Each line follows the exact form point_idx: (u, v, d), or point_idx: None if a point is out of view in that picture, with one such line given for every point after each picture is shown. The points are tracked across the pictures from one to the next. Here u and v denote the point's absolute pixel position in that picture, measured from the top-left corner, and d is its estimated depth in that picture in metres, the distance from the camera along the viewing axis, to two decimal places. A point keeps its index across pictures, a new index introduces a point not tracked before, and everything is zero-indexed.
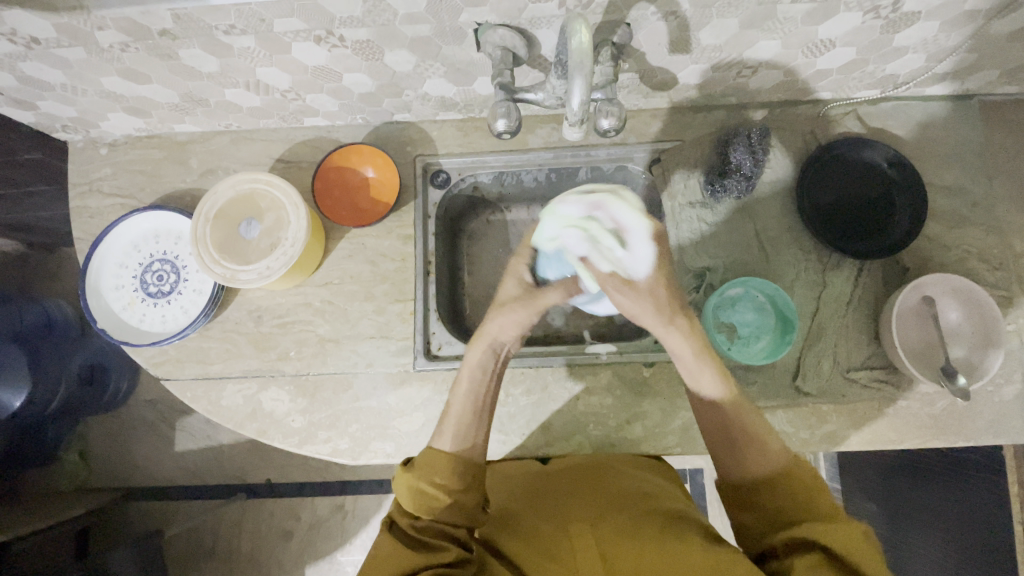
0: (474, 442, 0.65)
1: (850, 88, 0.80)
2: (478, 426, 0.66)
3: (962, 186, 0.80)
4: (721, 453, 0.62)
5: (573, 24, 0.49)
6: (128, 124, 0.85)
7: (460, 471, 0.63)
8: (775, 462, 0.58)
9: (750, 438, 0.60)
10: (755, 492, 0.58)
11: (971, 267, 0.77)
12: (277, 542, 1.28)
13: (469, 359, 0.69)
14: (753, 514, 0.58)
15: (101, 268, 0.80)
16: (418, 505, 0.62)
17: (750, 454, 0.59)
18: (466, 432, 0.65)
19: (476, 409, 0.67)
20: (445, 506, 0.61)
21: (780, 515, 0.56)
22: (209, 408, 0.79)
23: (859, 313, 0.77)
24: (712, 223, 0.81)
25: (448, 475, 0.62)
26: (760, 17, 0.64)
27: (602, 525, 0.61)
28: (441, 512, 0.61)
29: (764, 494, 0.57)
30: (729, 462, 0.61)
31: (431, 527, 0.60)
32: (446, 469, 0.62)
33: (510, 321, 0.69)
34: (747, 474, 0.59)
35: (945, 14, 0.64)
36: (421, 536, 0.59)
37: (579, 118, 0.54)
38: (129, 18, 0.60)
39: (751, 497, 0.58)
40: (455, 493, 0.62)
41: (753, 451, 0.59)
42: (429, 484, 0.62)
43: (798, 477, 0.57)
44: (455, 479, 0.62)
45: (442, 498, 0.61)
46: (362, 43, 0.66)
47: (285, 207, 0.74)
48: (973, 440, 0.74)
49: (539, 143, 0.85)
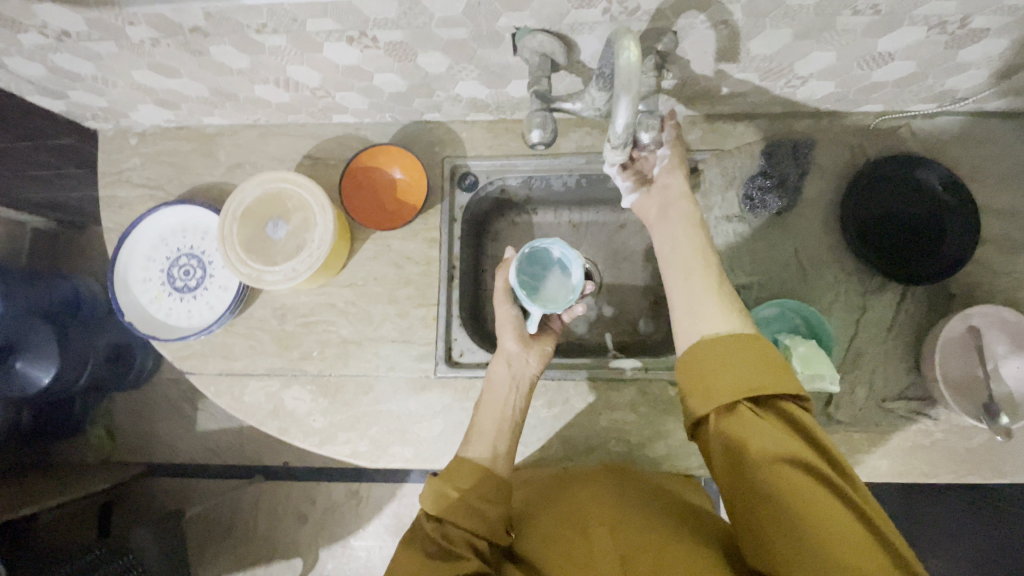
0: (496, 450, 0.66)
1: (904, 102, 0.75)
2: (498, 435, 0.68)
3: (1018, 210, 0.75)
4: (687, 314, 0.59)
5: (622, 40, 0.46)
6: (157, 115, 0.84)
7: (485, 483, 0.63)
8: (738, 327, 0.56)
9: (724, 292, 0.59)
10: (725, 343, 0.54)
11: (1022, 297, 0.73)
12: (294, 524, 1.26)
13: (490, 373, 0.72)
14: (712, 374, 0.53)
15: (129, 261, 0.80)
16: (441, 511, 0.62)
17: (719, 314, 0.57)
18: (488, 440, 0.67)
19: (499, 416, 0.69)
20: (464, 510, 0.61)
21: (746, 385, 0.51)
22: (232, 404, 0.80)
23: (899, 340, 0.74)
24: (750, 237, 0.78)
25: (470, 480, 0.63)
26: (817, 28, 0.60)
27: (624, 528, 0.58)
28: (465, 521, 0.60)
29: (724, 349, 0.54)
30: (699, 317, 0.58)
31: (452, 533, 0.60)
32: (468, 474, 0.64)
33: (505, 325, 0.74)
34: (719, 330, 0.56)
35: (1018, 30, 0.60)
36: (444, 542, 0.59)
37: (622, 140, 0.52)
38: (161, 15, 0.59)
39: (713, 354, 0.54)
40: (480, 502, 0.62)
41: (720, 305, 0.58)
42: (455, 491, 0.63)
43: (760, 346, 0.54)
44: (476, 486, 0.63)
45: (465, 506, 0.61)
46: (395, 45, 0.64)
47: (312, 209, 0.73)
48: (1009, 478, 0.71)
49: (571, 148, 0.82)
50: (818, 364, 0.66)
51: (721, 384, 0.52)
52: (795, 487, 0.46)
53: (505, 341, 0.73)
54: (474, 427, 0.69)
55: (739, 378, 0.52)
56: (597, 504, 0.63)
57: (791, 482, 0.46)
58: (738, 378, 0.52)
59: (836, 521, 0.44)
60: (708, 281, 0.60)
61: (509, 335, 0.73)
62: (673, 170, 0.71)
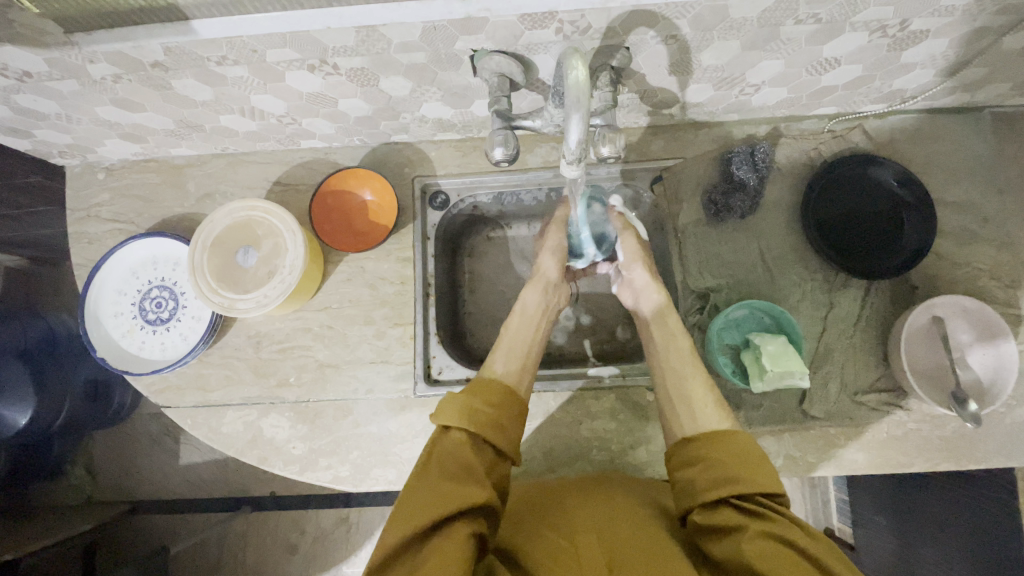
0: (523, 375, 0.68)
1: (856, 103, 0.78)
2: (524, 364, 0.69)
3: (972, 201, 0.78)
4: (676, 412, 0.65)
5: (570, 60, 0.48)
6: (124, 149, 0.84)
7: (512, 400, 0.63)
8: (721, 425, 0.62)
9: (700, 374, 0.67)
10: (705, 436, 0.60)
11: (982, 285, 0.76)
12: (283, 555, 1.23)
13: (528, 297, 0.76)
14: (694, 468, 0.59)
15: (99, 296, 0.80)
16: (471, 423, 0.59)
17: (701, 414, 0.63)
18: (517, 360, 0.69)
19: (528, 338, 0.72)
20: (494, 426, 0.60)
21: (721, 471, 0.57)
22: (210, 436, 0.78)
23: (866, 333, 0.75)
24: (716, 242, 0.80)
25: (501, 397, 0.63)
26: (763, 39, 0.62)
27: (615, 536, 0.57)
28: (495, 436, 0.59)
29: (705, 448, 0.59)
30: (684, 414, 0.64)
31: (479, 446, 0.59)
32: (501, 391, 0.63)
33: (552, 250, 0.78)
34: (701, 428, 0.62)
35: (955, 32, 0.63)
36: (466, 462, 0.57)
37: (577, 154, 0.53)
38: (121, 52, 0.60)
39: (694, 452, 0.60)
40: (509, 423, 0.62)
41: (716, 404, 0.64)
42: (485, 405, 0.61)
43: (736, 441, 0.59)
44: (507, 406, 0.62)
45: (494, 421, 0.60)
46: (356, 71, 0.65)
47: (283, 234, 0.73)
48: (983, 463, 0.72)
49: (538, 163, 0.84)
50: (788, 363, 0.67)
51: (701, 480, 0.57)
52: (777, 557, 0.49)
53: (547, 269, 0.77)
54: (503, 345, 0.71)
55: (721, 470, 0.57)
56: (586, 511, 0.62)
57: (773, 556, 0.49)
58: (715, 474, 0.57)
59: None
60: (696, 383, 0.66)
61: (553, 263, 0.78)
62: (631, 266, 0.76)
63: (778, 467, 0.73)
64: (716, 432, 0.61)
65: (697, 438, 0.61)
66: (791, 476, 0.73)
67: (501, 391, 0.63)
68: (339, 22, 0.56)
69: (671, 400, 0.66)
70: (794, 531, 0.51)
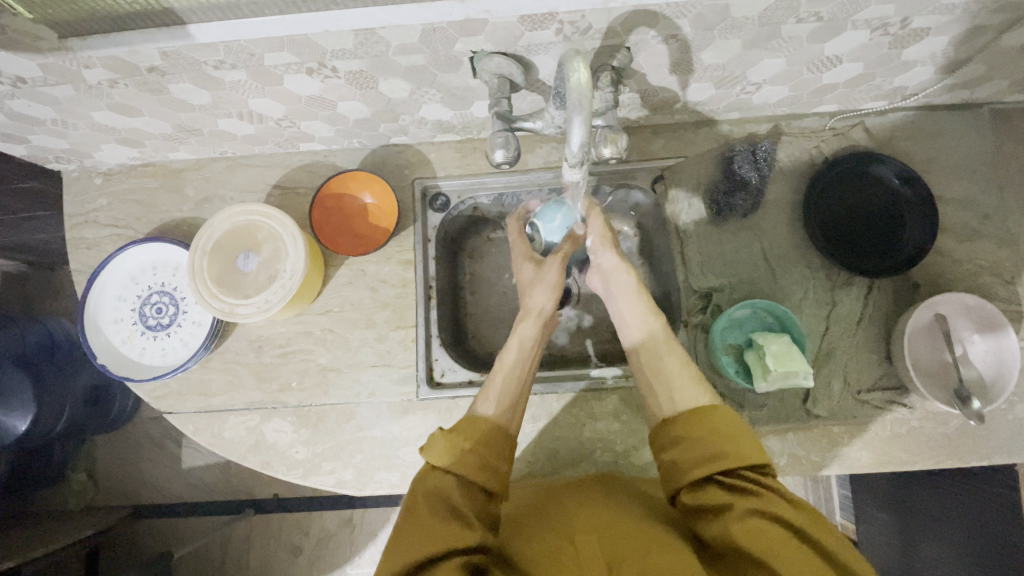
0: (514, 412, 0.65)
1: (856, 101, 0.78)
2: (518, 400, 0.66)
3: (973, 198, 0.78)
4: (655, 392, 0.65)
5: (572, 62, 0.47)
6: (122, 154, 0.84)
7: (498, 439, 0.61)
8: (699, 401, 0.61)
9: (677, 352, 0.67)
10: (684, 415, 0.60)
11: (983, 282, 0.76)
12: (287, 557, 1.23)
13: (522, 329, 0.71)
14: (678, 448, 0.59)
15: (99, 302, 0.79)
16: (457, 466, 0.58)
17: (678, 391, 0.63)
18: (508, 398, 0.66)
19: (520, 372, 0.68)
20: (482, 469, 0.59)
21: (705, 450, 0.57)
22: (212, 441, 0.78)
23: (868, 332, 0.75)
24: (718, 242, 0.80)
25: (489, 440, 0.61)
26: (763, 37, 0.62)
27: (612, 533, 0.57)
28: (484, 479, 0.58)
29: (687, 428, 0.59)
30: (662, 395, 0.64)
31: (467, 490, 0.58)
32: (489, 432, 0.61)
33: (546, 285, 0.72)
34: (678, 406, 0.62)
35: (956, 29, 0.62)
36: (453, 506, 0.56)
37: (579, 157, 0.53)
38: (117, 57, 0.59)
39: (676, 432, 0.60)
40: (499, 461, 0.61)
41: (694, 380, 0.63)
42: (468, 445, 0.59)
43: (717, 417, 0.59)
44: (496, 447, 0.61)
45: (481, 463, 0.59)
46: (355, 74, 0.64)
47: (282, 238, 0.73)
48: (987, 460, 0.72)
49: (538, 164, 0.83)
50: (791, 362, 0.67)
51: (687, 462, 0.57)
52: (764, 534, 0.48)
53: (539, 300, 0.72)
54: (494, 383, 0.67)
55: (704, 449, 0.57)
56: (588, 510, 0.62)
57: (761, 533, 0.48)
58: (700, 454, 0.57)
59: (807, 558, 0.46)
60: (672, 363, 0.65)
61: (549, 295, 0.73)
62: (598, 249, 0.74)
63: (781, 466, 0.73)
64: (695, 409, 0.60)
65: (678, 418, 0.60)
66: (795, 475, 0.73)
67: (491, 428, 0.62)
68: (337, 25, 0.55)
69: (649, 381, 0.66)
70: (782, 505, 0.51)
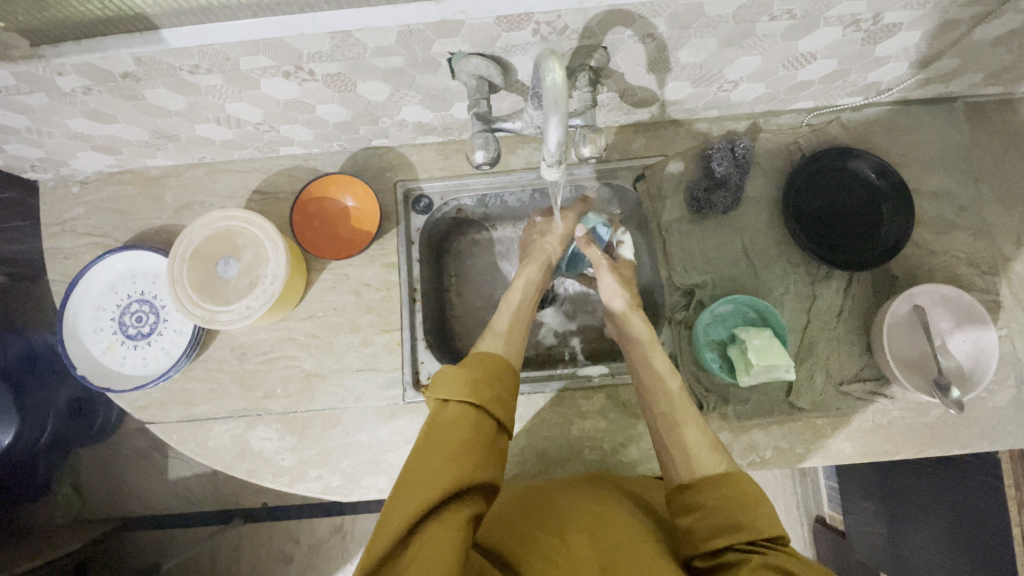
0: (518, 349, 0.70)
1: (832, 97, 0.79)
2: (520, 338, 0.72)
3: (949, 190, 0.79)
4: (671, 459, 0.63)
5: (547, 62, 0.47)
6: (98, 161, 0.83)
7: (507, 373, 0.63)
8: (716, 469, 0.60)
9: (691, 419, 0.65)
10: (702, 483, 0.58)
11: (961, 272, 0.77)
12: (277, 566, 1.22)
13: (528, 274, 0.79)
14: (692, 516, 0.57)
15: (77, 312, 0.78)
16: (474, 397, 0.58)
17: (697, 459, 0.62)
18: (514, 337, 0.71)
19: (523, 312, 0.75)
20: (494, 398, 0.60)
21: (721, 514, 0.55)
22: (196, 450, 0.77)
23: (849, 324, 0.76)
24: (701, 239, 0.80)
25: (500, 372, 0.63)
26: (739, 36, 0.62)
27: (608, 534, 0.56)
28: (495, 408, 0.59)
29: (702, 495, 0.57)
30: (678, 461, 0.63)
31: (481, 419, 0.58)
32: (499, 365, 0.63)
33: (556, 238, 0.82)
34: (695, 475, 0.60)
35: (927, 24, 0.64)
36: (467, 435, 0.55)
37: (557, 156, 0.53)
38: (90, 64, 0.59)
39: (693, 499, 0.58)
40: (505, 395, 0.62)
41: (709, 450, 0.62)
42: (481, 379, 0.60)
43: (735, 484, 0.57)
44: (506, 379, 0.63)
45: (492, 392, 0.60)
46: (333, 77, 0.64)
47: (263, 244, 0.72)
48: (969, 447, 0.73)
49: (520, 164, 0.84)
50: (773, 355, 0.68)
51: (704, 527, 0.55)
52: None
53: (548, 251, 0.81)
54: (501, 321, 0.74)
55: (722, 517, 0.55)
56: (581, 507, 0.61)
57: None
58: (717, 518, 0.55)
59: None
60: (690, 429, 0.64)
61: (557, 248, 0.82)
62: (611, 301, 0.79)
63: (767, 459, 0.74)
64: (713, 476, 0.59)
65: (695, 485, 0.59)
66: (781, 468, 0.74)
67: (501, 364, 0.64)
68: (312, 27, 0.55)
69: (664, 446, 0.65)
70: (793, 560, 0.50)
